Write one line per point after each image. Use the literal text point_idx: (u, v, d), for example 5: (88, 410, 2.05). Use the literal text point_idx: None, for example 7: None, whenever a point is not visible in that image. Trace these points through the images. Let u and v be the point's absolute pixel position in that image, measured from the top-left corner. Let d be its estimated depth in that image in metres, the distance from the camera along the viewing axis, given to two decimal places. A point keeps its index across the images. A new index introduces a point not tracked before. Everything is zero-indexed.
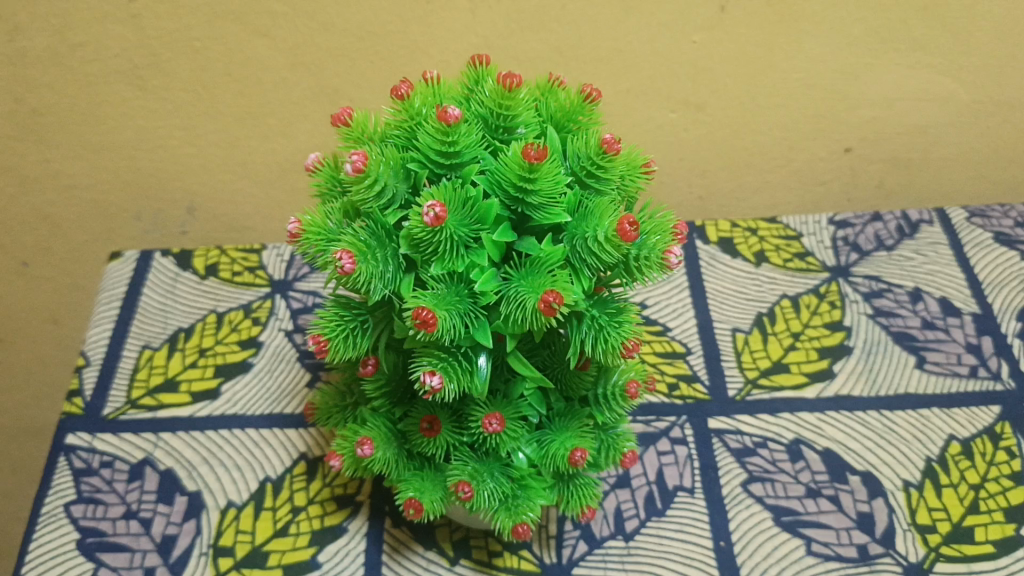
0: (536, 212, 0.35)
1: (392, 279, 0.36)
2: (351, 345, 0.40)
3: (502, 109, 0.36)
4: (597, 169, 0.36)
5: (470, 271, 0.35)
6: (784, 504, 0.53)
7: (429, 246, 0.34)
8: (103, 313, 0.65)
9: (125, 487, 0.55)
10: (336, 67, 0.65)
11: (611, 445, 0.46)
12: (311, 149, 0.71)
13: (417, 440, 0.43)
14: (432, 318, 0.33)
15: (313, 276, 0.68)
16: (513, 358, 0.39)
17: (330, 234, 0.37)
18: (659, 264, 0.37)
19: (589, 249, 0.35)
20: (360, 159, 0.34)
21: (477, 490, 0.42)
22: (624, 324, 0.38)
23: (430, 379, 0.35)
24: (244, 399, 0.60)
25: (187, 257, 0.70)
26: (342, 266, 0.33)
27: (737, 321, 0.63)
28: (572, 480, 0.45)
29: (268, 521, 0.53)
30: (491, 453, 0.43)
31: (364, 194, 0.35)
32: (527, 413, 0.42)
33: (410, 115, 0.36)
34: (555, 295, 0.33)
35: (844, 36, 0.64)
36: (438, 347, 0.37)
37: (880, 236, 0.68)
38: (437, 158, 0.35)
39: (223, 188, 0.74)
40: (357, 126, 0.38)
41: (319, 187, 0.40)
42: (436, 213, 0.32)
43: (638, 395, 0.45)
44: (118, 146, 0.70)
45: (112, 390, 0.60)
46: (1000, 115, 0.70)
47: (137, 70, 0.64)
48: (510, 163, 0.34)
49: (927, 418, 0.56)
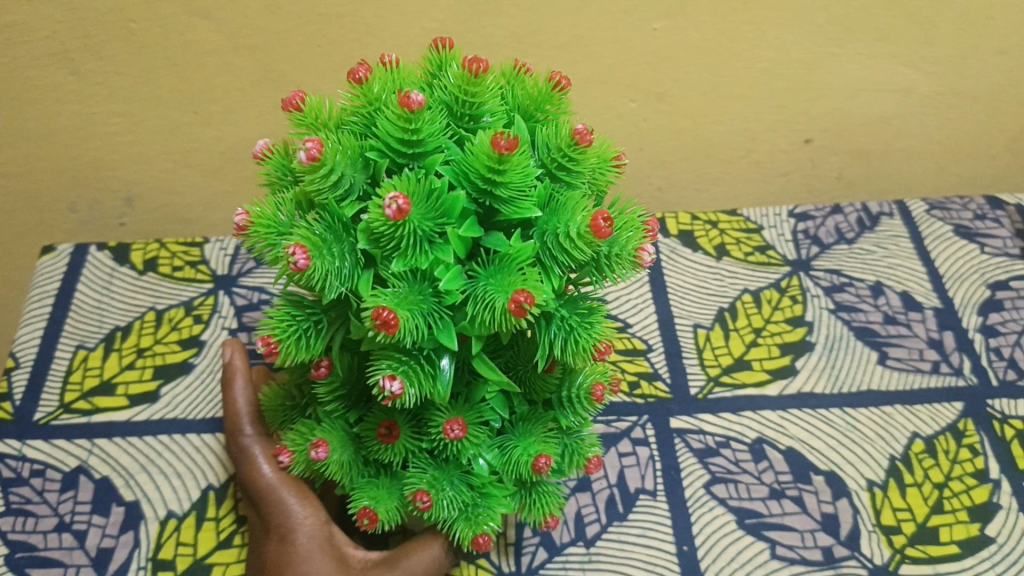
0: (506, 206, 0.33)
1: (348, 276, 0.33)
2: (304, 347, 0.37)
3: (466, 97, 0.34)
4: (568, 161, 0.34)
5: (435, 268, 0.32)
6: (747, 505, 0.51)
7: (392, 241, 0.31)
8: (34, 312, 0.62)
9: (57, 497, 0.52)
10: (282, 51, 0.62)
11: (576, 449, 0.44)
12: (256, 137, 0.68)
13: (373, 447, 0.41)
14: (394, 318, 0.30)
15: (258, 271, 0.65)
16: (479, 361, 0.37)
17: (281, 228, 0.34)
18: (631, 262, 0.35)
19: (559, 244, 0.33)
20: (315, 147, 0.31)
21: (436, 500, 0.40)
22: (596, 324, 0.36)
23: (389, 384, 0.33)
24: (185, 402, 0.57)
25: (124, 251, 0.66)
26: (296, 262, 0.31)
27: (699, 317, 0.62)
28: (535, 487, 0.44)
29: (210, 532, 0.50)
30: (450, 460, 0.41)
31: (317, 184, 0.32)
32: (490, 418, 0.40)
33: (368, 100, 0.34)
34: (526, 295, 0.31)
35: (806, 24, 0.63)
36: (399, 350, 0.34)
37: (841, 229, 0.67)
38: (397, 146, 0.33)
39: (162, 178, 0.71)
40: (311, 110, 0.35)
41: (269, 176, 0.37)
42: (399, 205, 0.30)
43: (605, 398, 0.43)
44: (50, 133, 0.67)
45: (44, 393, 0.57)
46: (958, 107, 0.70)
47: (70, 52, 0.61)
48: (479, 152, 0.32)
49: (891, 415, 0.55)
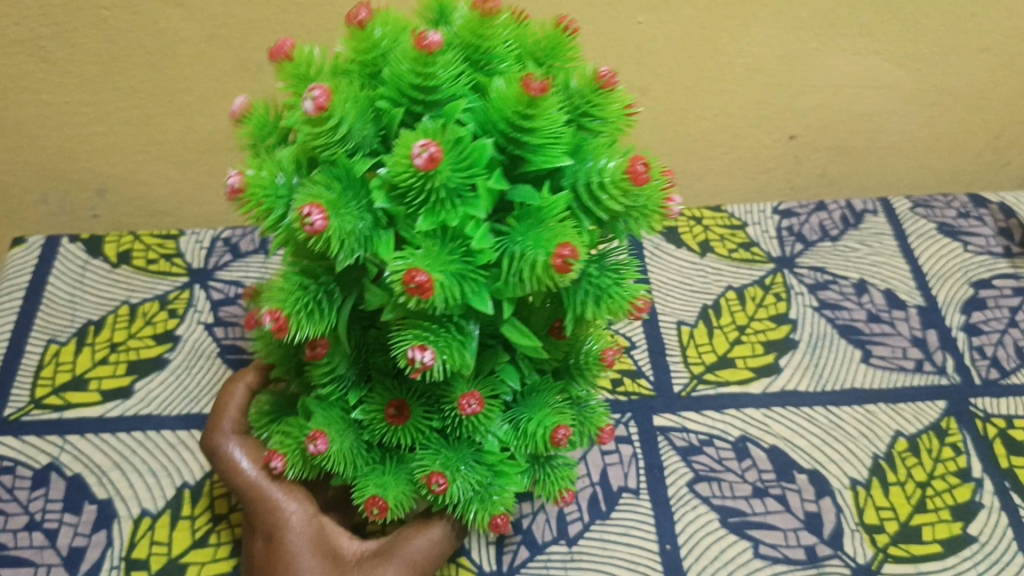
0: (534, 157, 0.31)
1: (366, 237, 0.31)
2: (313, 319, 0.33)
3: (479, 40, 0.32)
4: (592, 108, 0.33)
5: (465, 224, 0.30)
6: (730, 505, 0.51)
7: (417, 195, 0.29)
8: (4, 306, 0.60)
9: (27, 496, 0.51)
10: (259, 40, 0.60)
11: (588, 421, 0.42)
12: (232, 127, 0.67)
13: (379, 429, 0.38)
14: (428, 281, 0.28)
15: (236, 264, 0.64)
16: (509, 328, 0.34)
17: (280, 192, 0.31)
18: (659, 214, 0.33)
19: (591, 192, 0.31)
20: (323, 95, 0.29)
21: (451, 482, 0.38)
22: (626, 279, 0.34)
23: (419, 354, 0.31)
24: (159, 398, 0.56)
25: (97, 244, 0.65)
26: (312, 223, 0.28)
27: (681, 314, 0.61)
28: (547, 462, 0.42)
29: (186, 531, 0.49)
30: (461, 438, 0.39)
31: (324, 138, 0.30)
32: (502, 392, 0.38)
33: (370, 46, 0.32)
34: (570, 250, 0.28)
35: (790, 19, 0.62)
36: (422, 317, 0.32)
37: (825, 226, 0.67)
38: (412, 94, 0.31)
39: (136, 170, 0.69)
40: (301, 61, 0.32)
41: (249, 140, 0.36)
42: (430, 152, 0.28)
43: (613, 362, 0.43)
44: (19, 124, 0.65)
45: (13, 390, 0.56)
46: (941, 103, 0.70)
47: (39, 40, 0.60)
48: (506, 98, 0.29)
49: (874, 413, 0.55)
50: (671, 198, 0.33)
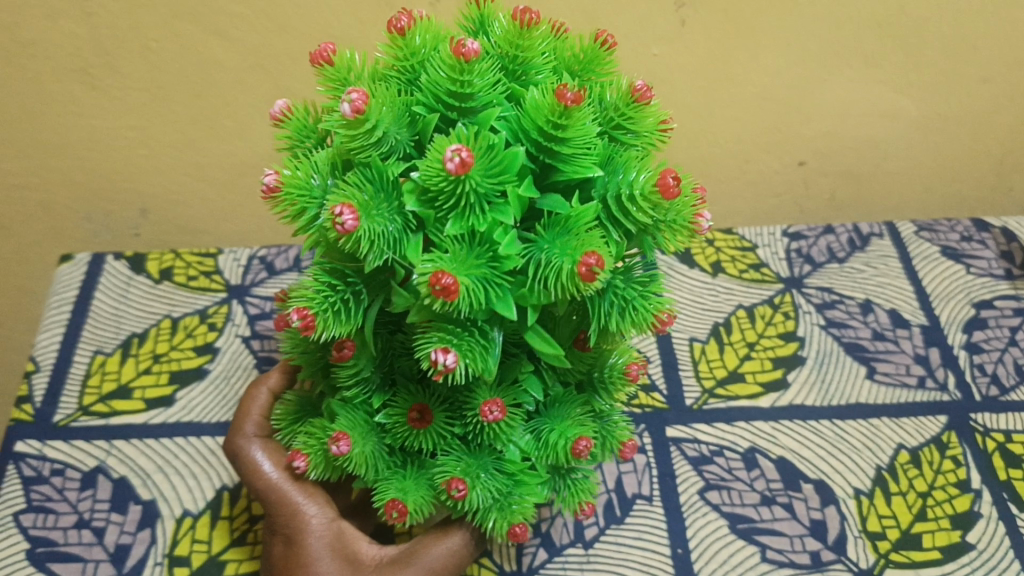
0: (564, 166, 0.33)
1: (396, 239, 0.32)
2: (341, 321, 0.35)
3: (517, 50, 0.34)
4: (626, 121, 0.35)
5: (493, 230, 0.31)
6: (739, 511, 0.54)
7: (448, 199, 0.31)
8: (53, 318, 0.64)
9: (77, 495, 0.54)
10: (295, 70, 0.65)
11: (610, 434, 0.45)
12: (267, 154, 0.71)
13: (401, 433, 0.40)
14: (454, 285, 0.29)
15: (271, 281, 0.67)
16: (535, 336, 0.35)
17: (313, 193, 0.33)
18: (688, 229, 0.35)
19: (621, 205, 0.33)
20: (360, 99, 0.30)
21: (471, 489, 0.39)
22: (654, 292, 0.36)
23: (443, 357, 0.31)
24: (200, 406, 0.59)
25: (141, 260, 0.69)
26: (343, 223, 0.30)
27: (694, 330, 0.64)
28: (568, 476, 0.44)
29: (225, 530, 0.53)
30: (482, 446, 0.41)
31: (360, 140, 0.32)
32: (524, 401, 0.40)
33: (409, 53, 0.34)
34: (595, 259, 0.29)
35: (798, 50, 0.66)
36: (448, 321, 0.33)
37: (833, 248, 0.70)
38: (448, 100, 0.33)
39: (175, 192, 0.73)
40: (341, 67, 0.34)
41: (288, 140, 0.38)
42: (462, 157, 0.29)
43: (638, 378, 0.44)
44: (68, 148, 0.69)
45: (63, 397, 0.59)
46: (945, 130, 0.73)
47: (88, 69, 0.64)
48: (541, 107, 0.31)
49: (878, 427, 0.58)
50: (702, 214, 0.35)
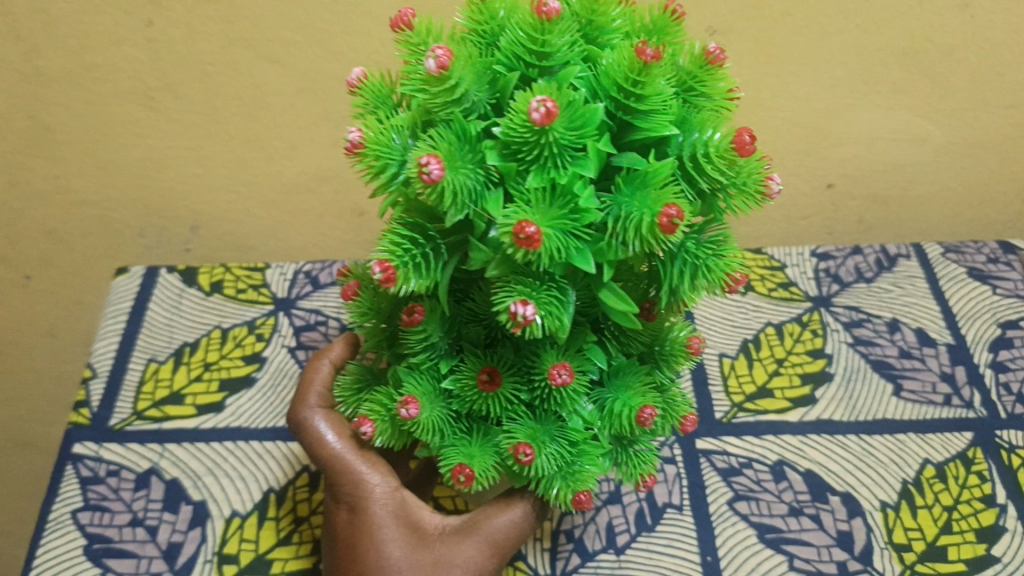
0: (642, 124, 0.33)
1: (476, 193, 0.33)
2: (420, 272, 0.35)
3: (592, 15, 0.35)
4: (698, 83, 0.36)
5: (574, 183, 0.32)
6: (768, 522, 0.55)
7: (531, 150, 0.32)
8: (110, 327, 0.67)
9: (131, 495, 0.57)
10: (341, 93, 0.70)
11: (672, 408, 0.46)
12: (313, 172, 0.75)
13: (471, 397, 0.41)
14: (536, 234, 0.30)
15: (315, 295, 0.70)
16: (608, 292, 0.36)
17: (393, 152, 0.35)
18: (759, 193, 0.35)
19: (697, 163, 0.34)
20: (445, 55, 0.32)
21: (537, 454, 0.41)
22: (727, 253, 0.36)
23: (523, 308, 0.33)
24: (248, 412, 0.62)
25: (192, 274, 0.72)
26: (430, 172, 0.31)
27: (724, 346, 0.66)
28: (630, 447, 0.45)
29: (271, 530, 0.55)
30: (548, 414, 0.42)
31: (441, 97, 0.33)
32: (589, 369, 0.41)
33: (489, 18, 0.35)
34: (676, 210, 0.31)
35: (826, 78, 0.70)
36: (526, 275, 0.34)
37: (860, 269, 0.71)
38: (528, 59, 0.34)
39: (226, 209, 0.78)
40: (421, 30, 0.36)
41: (365, 106, 0.39)
42: (547, 108, 0.30)
43: (698, 352, 0.46)
44: (128, 164, 0.75)
45: (118, 402, 0.62)
46: (970, 156, 0.75)
47: (149, 91, 0.70)
48: (621, 64, 0.32)
49: (905, 442, 0.59)
50: (772, 177, 0.36)
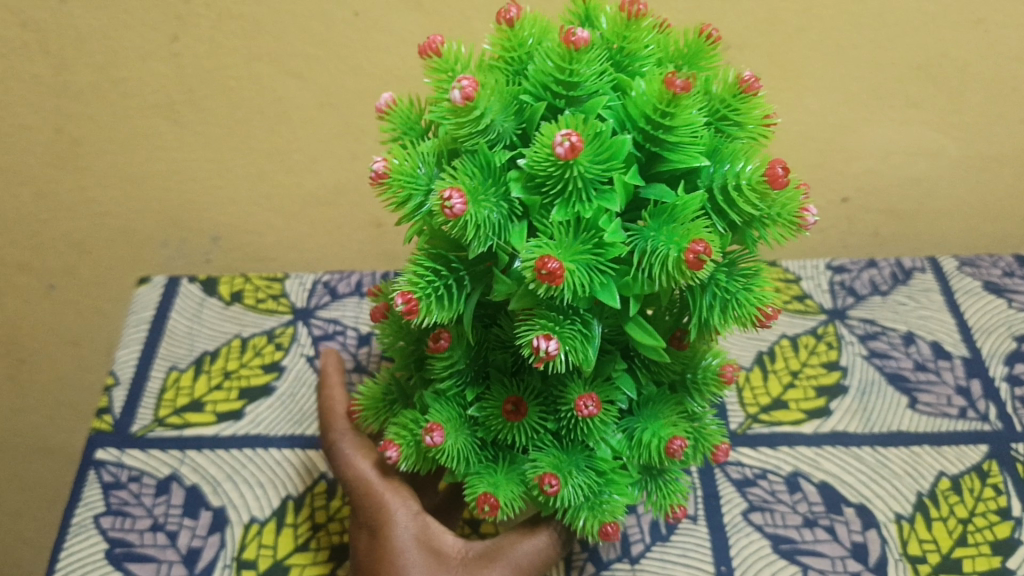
0: (671, 154, 0.34)
1: (500, 226, 0.34)
2: (442, 306, 0.37)
3: (624, 42, 0.36)
4: (731, 112, 0.36)
5: (599, 218, 0.33)
6: (782, 532, 0.55)
7: (556, 183, 0.32)
8: (133, 336, 0.68)
9: (152, 501, 0.58)
10: (363, 106, 0.71)
11: (703, 439, 0.45)
12: (335, 183, 0.76)
13: (497, 426, 0.42)
14: (559, 270, 0.31)
15: (333, 304, 0.71)
16: (634, 326, 0.37)
17: (418, 181, 0.35)
18: (794, 224, 0.35)
19: (728, 195, 0.34)
20: (471, 86, 0.32)
21: (563, 484, 0.41)
22: (758, 285, 0.37)
23: (545, 343, 0.34)
24: (266, 420, 0.63)
25: (213, 284, 0.73)
26: (453, 206, 0.31)
27: (738, 356, 0.66)
28: (660, 476, 0.46)
29: (290, 537, 0.56)
30: (575, 444, 0.43)
31: (468, 127, 0.34)
32: (617, 398, 0.41)
33: (517, 45, 0.36)
34: (703, 246, 0.30)
35: (843, 92, 0.70)
36: (549, 309, 0.35)
37: (876, 282, 0.72)
38: (556, 88, 0.34)
39: (247, 219, 0.79)
40: (448, 58, 0.36)
41: (393, 131, 0.40)
42: (572, 142, 0.30)
43: (731, 380, 0.46)
44: (152, 177, 0.76)
45: (140, 409, 0.63)
46: (988, 171, 0.75)
47: (174, 105, 0.71)
48: (650, 94, 0.32)
49: (919, 454, 0.59)
50: (807, 209, 0.36)
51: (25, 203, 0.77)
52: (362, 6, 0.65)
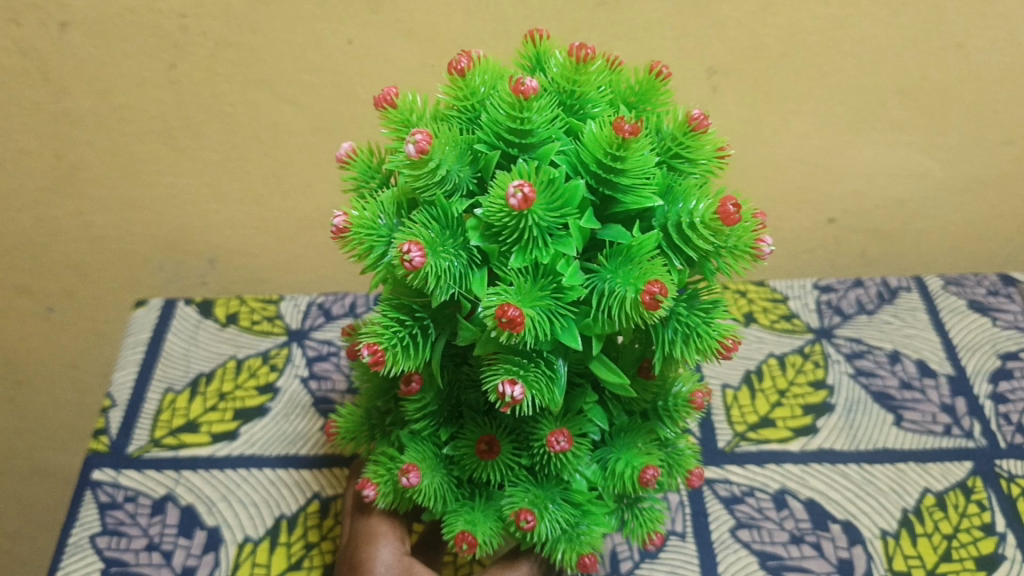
0: (624, 197, 0.35)
1: (461, 275, 0.35)
2: (409, 354, 0.38)
3: (574, 85, 0.37)
4: (684, 150, 0.37)
5: (557, 262, 0.34)
6: (769, 549, 0.56)
7: (511, 233, 0.33)
8: (129, 358, 0.69)
9: (147, 520, 0.58)
10: (357, 132, 0.73)
11: (677, 463, 0.47)
12: (331, 206, 0.78)
13: (471, 464, 0.43)
14: (519, 317, 0.31)
15: (327, 326, 0.72)
16: (600, 364, 0.38)
17: (380, 232, 0.36)
18: (750, 254, 0.36)
19: (683, 233, 0.35)
20: (424, 139, 0.33)
21: (539, 520, 0.42)
22: (717, 318, 0.38)
23: (511, 389, 0.35)
24: (261, 440, 0.63)
25: (209, 306, 0.74)
26: (411, 259, 0.32)
27: (728, 376, 0.67)
28: (636, 505, 0.47)
29: (282, 556, 0.56)
30: (551, 478, 0.43)
31: (425, 178, 0.35)
32: (590, 430, 0.42)
33: (469, 93, 0.37)
34: (659, 287, 0.31)
35: (827, 116, 0.72)
36: (515, 353, 0.36)
37: (862, 301, 0.73)
38: (508, 137, 0.35)
39: (245, 242, 0.81)
40: (403, 108, 0.37)
41: (354, 180, 0.41)
42: (524, 194, 0.31)
43: (702, 405, 0.46)
44: (150, 201, 0.78)
45: (137, 429, 0.64)
46: (970, 191, 0.78)
47: (171, 131, 0.72)
48: (600, 139, 0.33)
49: (904, 471, 0.60)
50: (763, 239, 0.37)
51: (24, 228, 0.78)
52: (355, 34, 0.66)
